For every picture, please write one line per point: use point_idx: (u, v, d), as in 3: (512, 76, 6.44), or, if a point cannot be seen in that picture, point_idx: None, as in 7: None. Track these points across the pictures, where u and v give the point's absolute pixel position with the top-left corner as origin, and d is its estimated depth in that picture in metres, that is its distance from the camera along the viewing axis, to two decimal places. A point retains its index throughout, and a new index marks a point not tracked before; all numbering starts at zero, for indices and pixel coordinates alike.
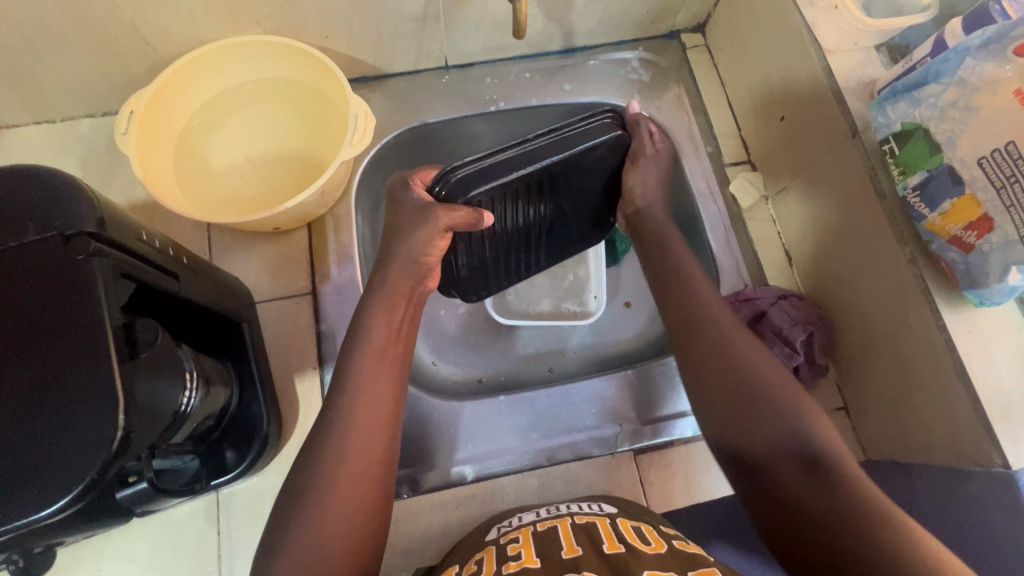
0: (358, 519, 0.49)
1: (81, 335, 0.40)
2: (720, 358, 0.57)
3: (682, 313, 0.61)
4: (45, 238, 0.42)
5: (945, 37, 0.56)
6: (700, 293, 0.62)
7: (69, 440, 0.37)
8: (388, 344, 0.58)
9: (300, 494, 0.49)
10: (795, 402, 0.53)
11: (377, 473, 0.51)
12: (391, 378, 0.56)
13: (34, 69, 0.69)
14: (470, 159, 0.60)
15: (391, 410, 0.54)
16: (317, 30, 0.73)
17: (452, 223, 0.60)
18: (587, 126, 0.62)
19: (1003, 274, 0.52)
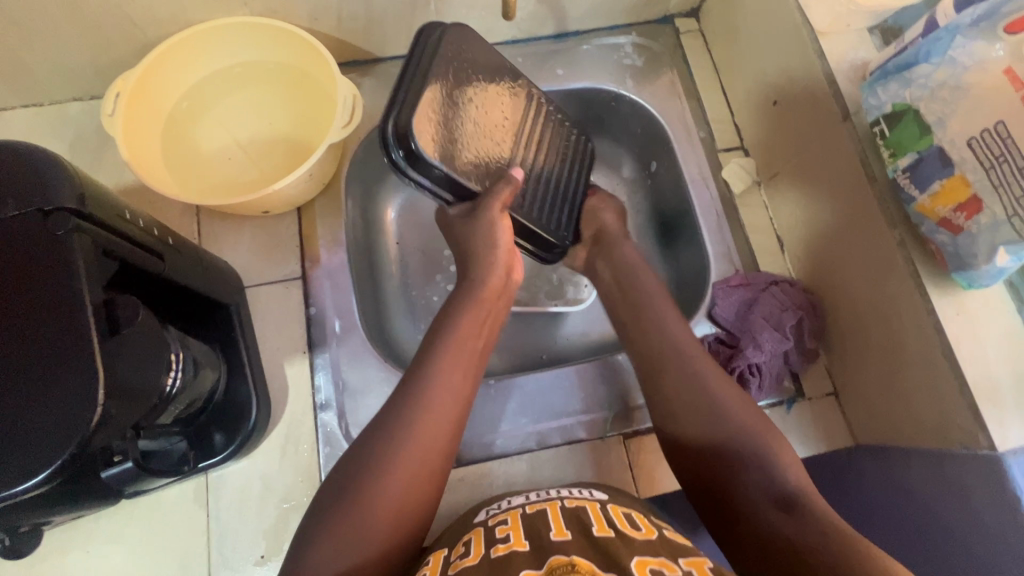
0: (393, 504, 0.49)
1: (60, 310, 0.40)
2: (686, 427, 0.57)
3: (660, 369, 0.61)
4: (23, 214, 0.42)
5: (936, 18, 0.54)
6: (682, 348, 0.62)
7: (48, 417, 0.37)
8: (462, 352, 0.59)
9: None
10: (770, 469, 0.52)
11: (431, 466, 0.52)
12: (466, 380, 0.57)
13: (19, 50, 0.68)
14: (517, 238, 0.73)
15: (461, 391, 0.56)
16: (305, 12, 0.72)
17: (505, 203, 0.64)
18: (426, 179, 0.62)
19: (991, 255, 0.52)
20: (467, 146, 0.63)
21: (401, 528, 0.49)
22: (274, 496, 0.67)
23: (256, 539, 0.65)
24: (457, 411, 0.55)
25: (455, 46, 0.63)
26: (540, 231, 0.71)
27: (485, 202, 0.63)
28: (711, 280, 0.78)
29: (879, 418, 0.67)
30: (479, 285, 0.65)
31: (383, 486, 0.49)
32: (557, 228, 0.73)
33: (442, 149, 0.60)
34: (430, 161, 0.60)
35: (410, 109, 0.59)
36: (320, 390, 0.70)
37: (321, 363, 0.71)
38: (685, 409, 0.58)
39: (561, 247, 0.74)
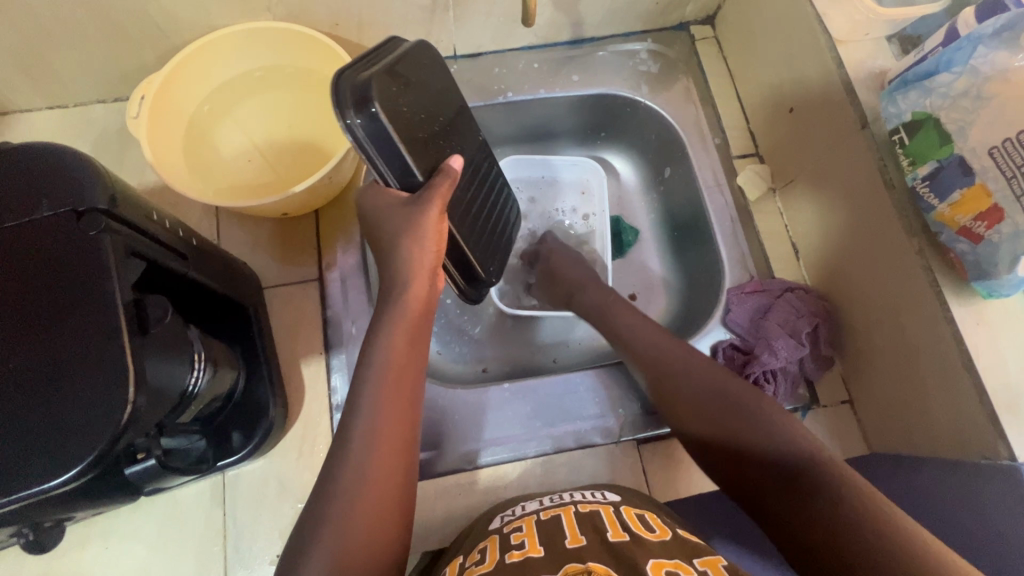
0: (392, 495, 0.50)
1: (92, 309, 0.40)
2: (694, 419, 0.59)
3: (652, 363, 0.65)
4: (57, 214, 0.43)
5: (957, 28, 0.55)
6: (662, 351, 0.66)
7: (79, 413, 0.38)
8: (399, 369, 0.54)
9: None
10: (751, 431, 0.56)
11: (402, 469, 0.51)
12: (404, 401, 0.53)
13: (46, 54, 0.70)
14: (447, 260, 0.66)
15: (406, 412, 0.53)
16: (326, 17, 0.73)
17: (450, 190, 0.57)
18: (372, 143, 0.55)
19: (1012, 264, 0.52)
20: (418, 134, 0.59)
21: (395, 524, 0.49)
22: (291, 495, 0.67)
23: (272, 539, 0.66)
24: (406, 422, 0.53)
25: (423, 59, 0.63)
26: (468, 261, 0.67)
27: (433, 181, 0.56)
28: (725, 287, 0.78)
29: (896, 425, 0.67)
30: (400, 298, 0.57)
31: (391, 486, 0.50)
32: (484, 261, 0.69)
33: (398, 119, 0.56)
34: (382, 125, 0.54)
35: (375, 74, 0.55)
36: (336, 391, 0.71)
37: (336, 365, 0.72)
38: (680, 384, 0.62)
39: (487, 282, 0.71)
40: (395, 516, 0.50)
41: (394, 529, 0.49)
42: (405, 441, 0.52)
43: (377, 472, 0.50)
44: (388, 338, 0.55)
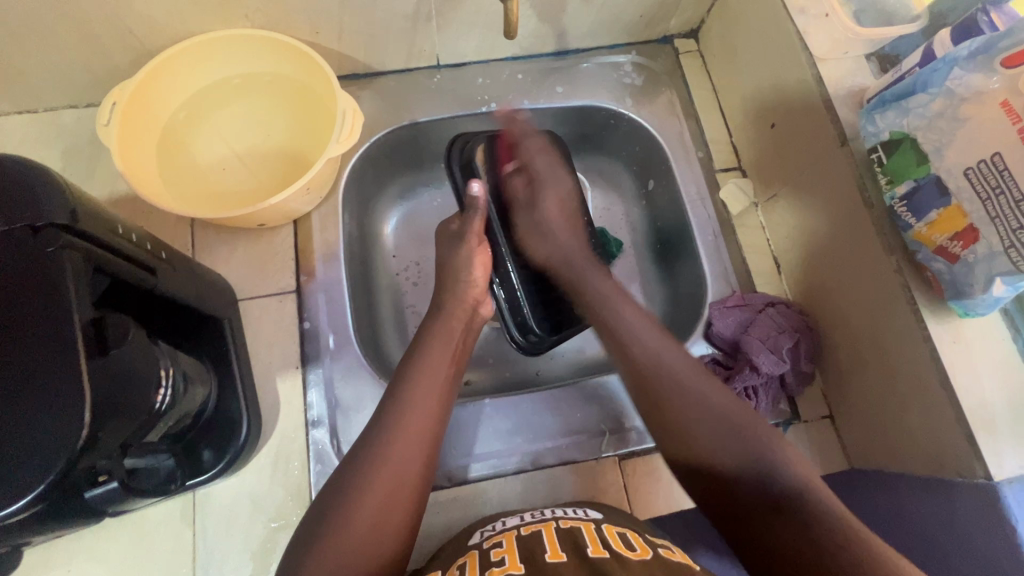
0: (372, 520, 0.49)
1: (48, 329, 0.39)
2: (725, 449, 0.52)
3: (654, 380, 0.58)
4: (11, 230, 0.41)
5: (933, 49, 0.56)
6: (660, 352, 0.59)
7: (31, 439, 0.36)
8: (429, 395, 0.57)
9: None
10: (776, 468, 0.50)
11: (405, 491, 0.51)
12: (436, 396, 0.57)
13: (14, 58, 0.68)
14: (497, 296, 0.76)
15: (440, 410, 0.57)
16: (306, 25, 0.72)
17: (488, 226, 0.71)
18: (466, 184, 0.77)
19: (987, 285, 0.52)
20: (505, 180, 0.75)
21: (394, 536, 0.50)
22: (263, 513, 0.65)
23: (243, 560, 0.64)
24: (427, 440, 0.55)
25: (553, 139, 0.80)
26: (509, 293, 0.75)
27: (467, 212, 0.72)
28: (708, 301, 0.78)
29: (876, 441, 0.67)
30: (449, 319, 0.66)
31: (372, 509, 0.49)
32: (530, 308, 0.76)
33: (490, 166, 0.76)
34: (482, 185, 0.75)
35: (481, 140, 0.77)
36: (313, 406, 0.69)
37: (314, 379, 0.70)
38: (672, 391, 0.56)
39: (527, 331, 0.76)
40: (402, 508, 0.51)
41: (389, 529, 0.49)
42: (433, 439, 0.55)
43: (365, 500, 0.49)
44: (431, 347, 0.61)
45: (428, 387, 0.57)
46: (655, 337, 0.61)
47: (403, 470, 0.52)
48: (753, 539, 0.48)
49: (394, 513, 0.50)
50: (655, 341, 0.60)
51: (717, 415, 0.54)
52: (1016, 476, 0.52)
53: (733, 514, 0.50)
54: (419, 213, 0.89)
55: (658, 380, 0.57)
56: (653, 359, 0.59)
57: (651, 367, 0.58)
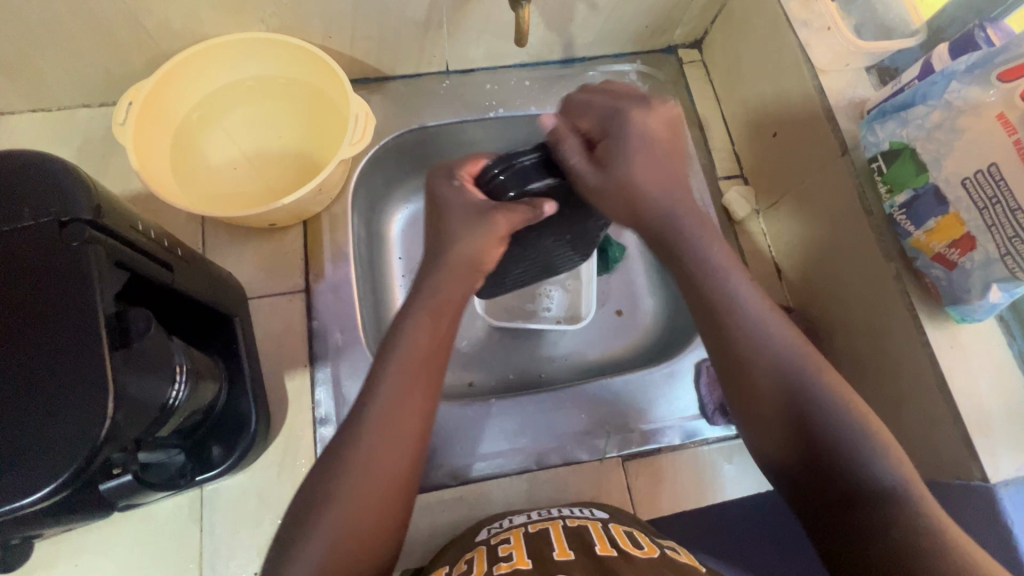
0: (368, 535, 0.47)
1: (73, 321, 0.40)
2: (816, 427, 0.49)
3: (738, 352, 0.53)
4: (39, 223, 0.42)
5: (932, 62, 0.58)
6: (753, 314, 0.54)
7: (54, 431, 0.37)
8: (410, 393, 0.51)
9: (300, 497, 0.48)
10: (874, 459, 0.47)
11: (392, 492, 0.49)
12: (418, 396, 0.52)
13: (32, 58, 0.69)
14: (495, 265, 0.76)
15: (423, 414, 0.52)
16: (321, 30, 0.74)
17: (513, 225, 0.59)
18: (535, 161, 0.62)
19: (984, 291, 0.54)
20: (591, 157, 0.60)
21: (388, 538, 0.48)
22: (271, 510, 0.66)
23: (250, 555, 0.64)
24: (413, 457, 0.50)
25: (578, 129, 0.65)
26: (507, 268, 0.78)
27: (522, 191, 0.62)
28: None
29: None
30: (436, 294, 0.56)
31: (366, 509, 0.47)
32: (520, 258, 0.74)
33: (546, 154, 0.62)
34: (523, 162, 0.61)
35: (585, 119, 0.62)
36: (321, 404, 0.70)
37: (321, 378, 0.71)
38: (758, 354, 0.52)
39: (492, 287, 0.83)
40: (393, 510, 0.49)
41: (380, 536, 0.48)
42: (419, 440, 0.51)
43: (361, 519, 0.47)
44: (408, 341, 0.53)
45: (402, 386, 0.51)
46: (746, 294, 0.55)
47: (395, 472, 0.49)
48: (835, 529, 0.46)
49: (383, 518, 0.48)
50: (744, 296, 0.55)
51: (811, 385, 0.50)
52: (1012, 478, 0.55)
53: (829, 513, 0.47)
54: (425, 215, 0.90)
55: (742, 347, 0.52)
56: (753, 340, 0.52)
57: (751, 346, 0.52)
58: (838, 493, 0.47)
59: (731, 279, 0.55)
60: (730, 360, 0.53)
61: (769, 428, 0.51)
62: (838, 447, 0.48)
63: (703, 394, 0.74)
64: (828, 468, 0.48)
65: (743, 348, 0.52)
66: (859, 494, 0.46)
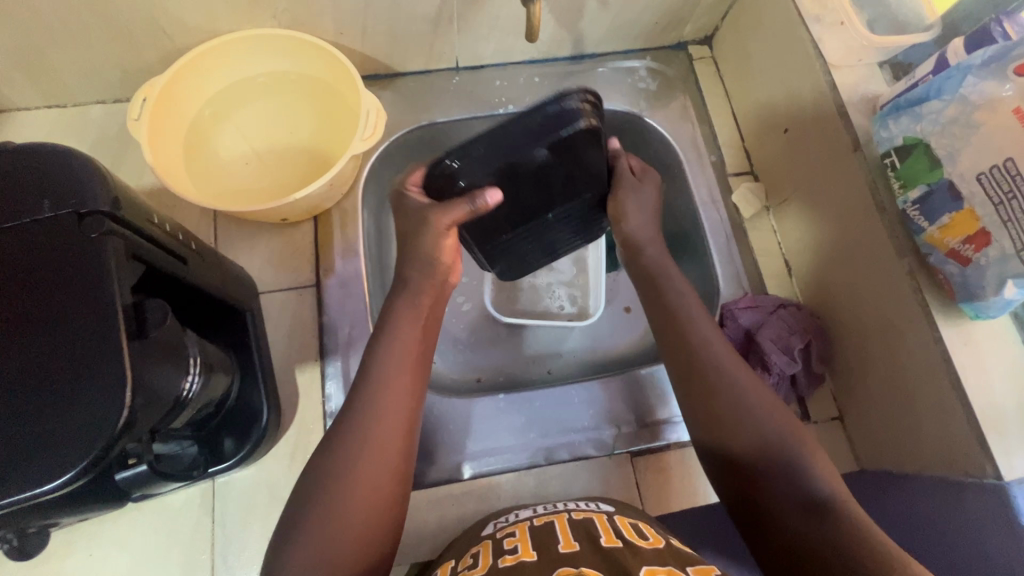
0: (360, 532, 0.47)
1: (93, 311, 0.40)
2: (748, 429, 0.52)
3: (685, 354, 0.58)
4: (59, 215, 0.42)
5: (947, 57, 0.57)
6: (697, 323, 0.60)
7: (72, 420, 0.37)
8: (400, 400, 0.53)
9: (310, 490, 0.49)
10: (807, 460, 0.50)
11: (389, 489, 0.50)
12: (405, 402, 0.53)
13: (49, 54, 0.70)
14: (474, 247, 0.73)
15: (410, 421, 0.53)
16: (332, 27, 0.74)
17: (457, 220, 0.57)
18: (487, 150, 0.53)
19: (1000, 288, 0.53)
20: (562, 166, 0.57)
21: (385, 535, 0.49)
22: (281, 503, 0.66)
23: (260, 548, 0.65)
24: (397, 464, 0.50)
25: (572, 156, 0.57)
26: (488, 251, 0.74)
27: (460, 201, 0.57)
28: (721, 302, 0.79)
29: (885, 443, 0.68)
30: (416, 296, 0.59)
31: (358, 513, 0.47)
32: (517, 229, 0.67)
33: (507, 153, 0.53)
34: (468, 161, 0.54)
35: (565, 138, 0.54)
36: (331, 399, 0.70)
37: (332, 372, 0.71)
38: (705, 354, 0.57)
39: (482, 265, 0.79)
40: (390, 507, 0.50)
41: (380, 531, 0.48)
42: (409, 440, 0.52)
43: (352, 511, 0.47)
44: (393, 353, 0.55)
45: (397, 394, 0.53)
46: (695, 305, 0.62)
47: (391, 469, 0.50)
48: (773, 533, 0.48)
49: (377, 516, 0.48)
50: (694, 310, 0.61)
51: (743, 385, 0.55)
52: None
53: (759, 514, 0.49)
54: None
55: (695, 347, 0.58)
56: (700, 345, 0.58)
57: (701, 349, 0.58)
58: (767, 500, 0.49)
59: (682, 290, 0.63)
60: (683, 361, 0.58)
61: (705, 427, 0.55)
62: (765, 447, 0.51)
63: None
64: (756, 466, 0.51)
65: (694, 347, 0.58)
66: (794, 498, 0.48)
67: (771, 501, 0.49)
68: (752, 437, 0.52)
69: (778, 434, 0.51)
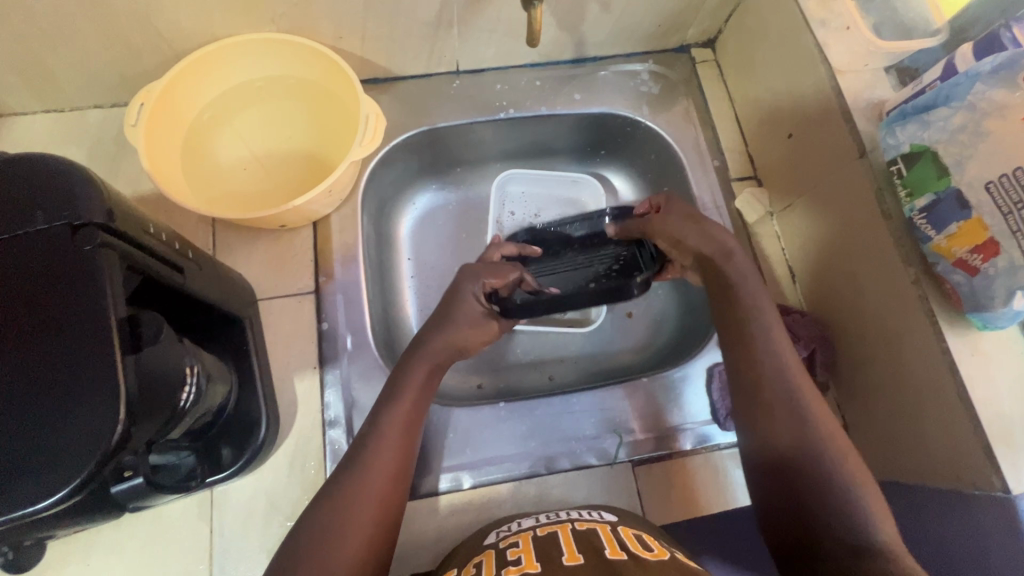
0: (357, 563, 0.49)
1: (86, 324, 0.40)
2: (810, 465, 0.52)
3: (753, 379, 0.58)
4: (52, 227, 0.42)
5: (955, 62, 0.57)
6: (777, 344, 0.59)
7: (65, 436, 0.37)
8: (400, 425, 0.57)
9: None
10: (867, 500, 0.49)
11: (390, 506, 0.53)
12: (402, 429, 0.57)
13: (44, 59, 0.69)
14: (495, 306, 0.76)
15: (407, 447, 0.57)
16: (330, 30, 0.73)
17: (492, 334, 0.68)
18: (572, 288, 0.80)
19: (1008, 299, 0.52)
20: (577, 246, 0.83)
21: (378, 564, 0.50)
22: (280, 512, 0.66)
23: (259, 558, 0.64)
24: (397, 487, 0.54)
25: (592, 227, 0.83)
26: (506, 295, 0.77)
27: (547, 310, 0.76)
28: None
29: (889, 453, 0.67)
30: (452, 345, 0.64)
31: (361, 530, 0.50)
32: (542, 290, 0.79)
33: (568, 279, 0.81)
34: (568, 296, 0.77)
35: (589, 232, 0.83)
36: (330, 407, 0.70)
37: (331, 380, 0.71)
38: (775, 380, 0.57)
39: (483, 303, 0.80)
40: (386, 517, 0.52)
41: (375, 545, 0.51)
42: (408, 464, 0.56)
43: (347, 544, 0.49)
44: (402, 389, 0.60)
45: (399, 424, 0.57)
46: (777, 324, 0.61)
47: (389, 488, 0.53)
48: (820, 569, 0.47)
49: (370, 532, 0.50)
50: (775, 330, 0.60)
51: (811, 413, 0.54)
52: None
53: (811, 550, 0.49)
54: (434, 215, 0.90)
55: (766, 370, 0.57)
56: (772, 368, 0.57)
57: (772, 374, 0.57)
58: (818, 536, 0.49)
59: (764, 309, 0.61)
60: (754, 384, 0.57)
61: (765, 457, 0.54)
62: (825, 481, 0.51)
63: (714, 399, 0.73)
64: (813, 501, 0.50)
65: (766, 370, 0.57)
66: (848, 538, 0.47)
67: (824, 539, 0.48)
68: (798, 434, 0.53)
69: (830, 455, 0.52)
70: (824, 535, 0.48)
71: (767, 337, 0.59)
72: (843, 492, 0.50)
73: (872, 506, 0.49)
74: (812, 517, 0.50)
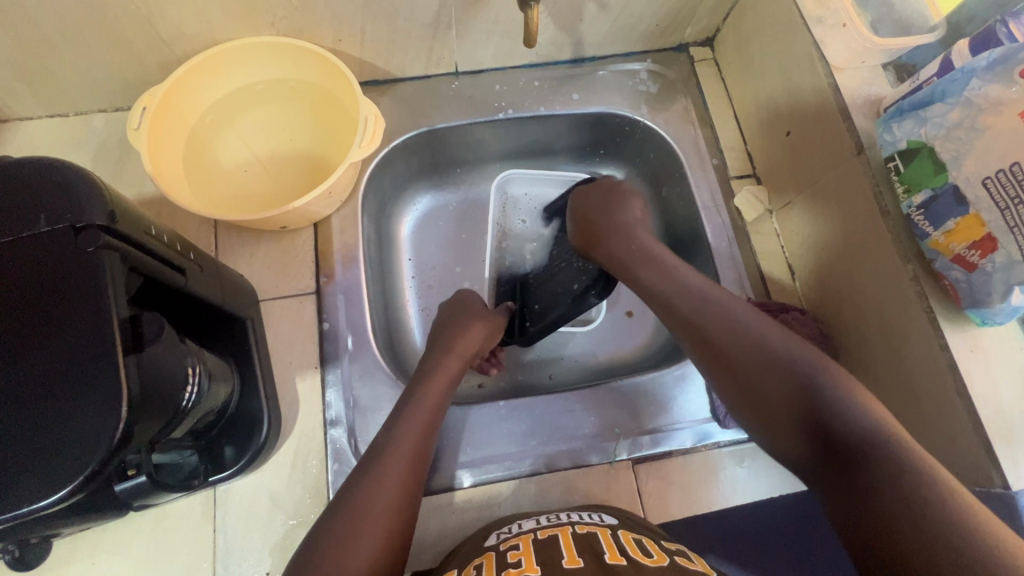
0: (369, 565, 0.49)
1: (88, 325, 0.40)
2: (778, 386, 0.51)
3: (693, 322, 0.59)
4: (55, 230, 0.43)
5: (952, 58, 0.56)
6: (704, 291, 0.61)
7: (67, 435, 0.37)
8: (417, 426, 0.60)
9: None
10: (858, 402, 0.48)
11: (404, 504, 0.55)
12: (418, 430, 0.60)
13: (49, 64, 0.70)
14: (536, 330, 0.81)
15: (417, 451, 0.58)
16: (330, 33, 0.74)
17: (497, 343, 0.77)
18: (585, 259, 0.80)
19: (1006, 294, 0.53)
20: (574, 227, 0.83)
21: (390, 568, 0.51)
22: (283, 511, 0.66)
23: (262, 556, 0.65)
24: (407, 486, 0.56)
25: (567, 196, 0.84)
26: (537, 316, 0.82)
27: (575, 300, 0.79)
28: None
29: None
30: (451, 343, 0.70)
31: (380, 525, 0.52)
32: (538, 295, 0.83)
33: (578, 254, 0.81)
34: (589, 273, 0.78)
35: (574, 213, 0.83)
36: (331, 406, 0.70)
37: (332, 380, 0.71)
38: (713, 321, 0.58)
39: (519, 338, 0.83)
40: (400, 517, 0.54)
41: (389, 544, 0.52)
42: (421, 469, 0.58)
43: (356, 550, 0.49)
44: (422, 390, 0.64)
45: (414, 429, 0.60)
46: (697, 278, 0.63)
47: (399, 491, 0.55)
48: (833, 479, 0.46)
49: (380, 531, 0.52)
50: (698, 282, 0.62)
51: (761, 338, 0.55)
52: None
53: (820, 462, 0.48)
54: (434, 216, 0.90)
55: (702, 314, 0.59)
56: (709, 310, 0.58)
57: (710, 315, 0.58)
58: (822, 446, 0.48)
59: (677, 267, 0.65)
60: (692, 330, 0.59)
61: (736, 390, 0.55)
62: (798, 397, 0.50)
63: (714, 398, 0.73)
64: (800, 413, 0.49)
65: (699, 314, 0.59)
66: (845, 438, 0.46)
67: (827, 449, 0.47)
68: (757, 360, 0.54)
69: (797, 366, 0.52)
70: (824, 444, 0.47)
71: (691, 288, 0.61)
72: (828, 400, 0.49)
73: (864, 404, 0.48)
74: (806, 429, 0.49)
